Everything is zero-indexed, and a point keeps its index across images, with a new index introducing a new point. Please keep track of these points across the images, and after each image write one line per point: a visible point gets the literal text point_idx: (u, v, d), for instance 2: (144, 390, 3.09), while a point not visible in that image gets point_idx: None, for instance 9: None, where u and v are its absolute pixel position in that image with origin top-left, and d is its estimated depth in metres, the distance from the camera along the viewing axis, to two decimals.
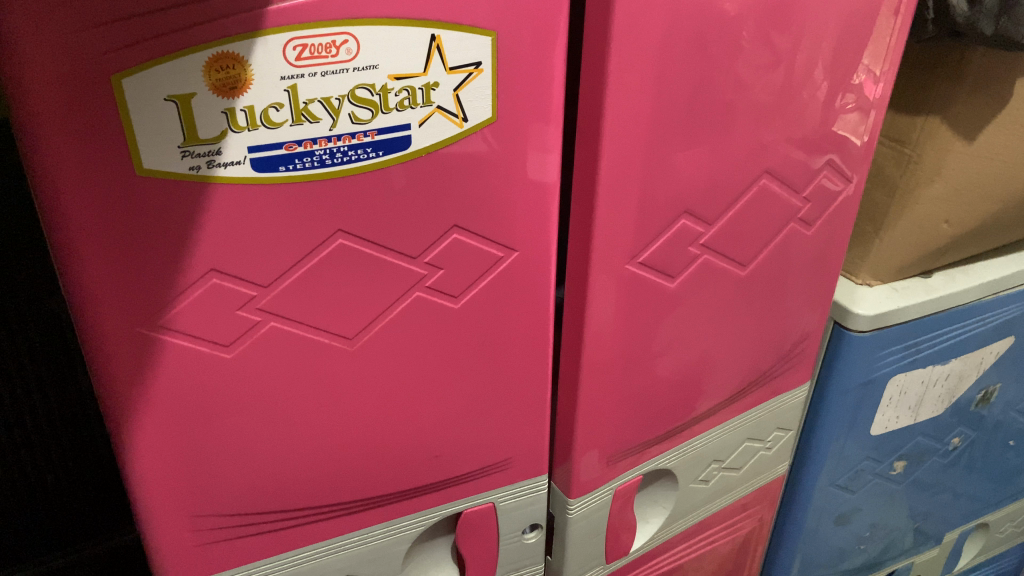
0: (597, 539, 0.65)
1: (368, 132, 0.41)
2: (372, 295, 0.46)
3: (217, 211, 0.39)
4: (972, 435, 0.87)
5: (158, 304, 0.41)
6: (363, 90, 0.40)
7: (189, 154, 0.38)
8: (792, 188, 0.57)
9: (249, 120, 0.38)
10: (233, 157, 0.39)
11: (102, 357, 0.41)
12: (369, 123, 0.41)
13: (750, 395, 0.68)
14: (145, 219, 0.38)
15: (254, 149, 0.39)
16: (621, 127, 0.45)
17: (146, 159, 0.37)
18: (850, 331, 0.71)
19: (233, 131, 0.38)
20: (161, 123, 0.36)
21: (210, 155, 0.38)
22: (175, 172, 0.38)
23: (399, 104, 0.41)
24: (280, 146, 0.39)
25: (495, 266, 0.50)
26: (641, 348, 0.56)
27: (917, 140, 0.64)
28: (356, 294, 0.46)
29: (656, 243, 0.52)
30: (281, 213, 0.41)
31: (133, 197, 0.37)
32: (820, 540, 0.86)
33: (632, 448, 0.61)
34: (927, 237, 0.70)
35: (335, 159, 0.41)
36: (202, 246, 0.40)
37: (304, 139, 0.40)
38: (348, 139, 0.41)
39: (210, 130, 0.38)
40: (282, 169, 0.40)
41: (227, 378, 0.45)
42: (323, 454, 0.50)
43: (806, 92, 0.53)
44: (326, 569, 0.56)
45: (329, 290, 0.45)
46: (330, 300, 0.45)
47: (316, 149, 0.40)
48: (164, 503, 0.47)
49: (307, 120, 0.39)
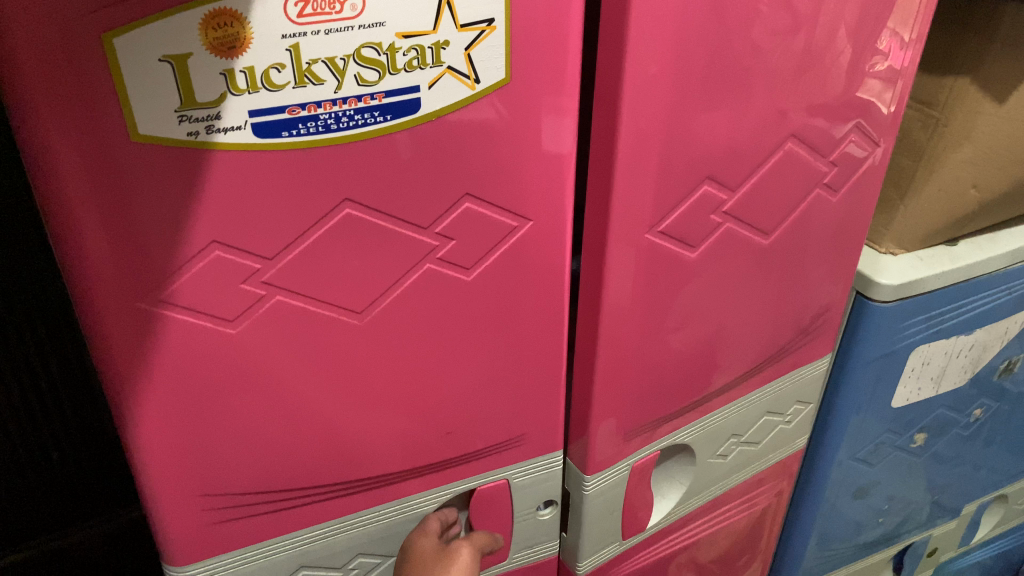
0: (613, 517, 0.63)
1: (375, 95, 0.39)
2: (381, 267, 0.44)
3: (217, 179, 0.37)
4: (994, 407, 0.85)
5: (159, 276, 0.39)
6: (370, 49, 0.38)
7: (187, 119, 0.35)
8: (817, 153, 0.55)
9: (250, 82, 0.36)
10: (233, 123, 0.37)
11: (102, 331, 0.40)
12: (376, 85, 0.39)
13: (770, 369, 0.66)
14: (144, 190, 0.36)
15: (255, 114, 0.37)
16: (640, 91, 0.43)
17: (142, 124, 0.35)
18: (873, 301, 0.68)
19: (232, 94, 0.36)
20: (156, 86, 0.34)
21: (209, 120, 0.36)
22: (173, 138, 0.36)
23: (407, 65, 0.39)
24: (283, 110, 0.37)
25: (509, 237, 0.48)
26: (659, 321, 0.54)
27: (945, 103, 0.62)
28: (364, 267, 0.44)
29: (676, 211, 0.49)
30: (284, 182, 0.39)
31: (131, 165, 0.35)
32: (838, 514, 0.84)
33: (649, 424, 0.59)
34: (954, 204, 0.67)
35: (341, 123, 0.39)
36: (203, 216, 0.38)
37: (309, 102, 0.38)
38: (354, 102, 0.39)
39: (208, 93, 0.35)
40: (285, 135, 0.38)
41: (232, 355, 0.43)
42: (332, 431, 0.49)
43: (828, 57, 0.50)
44: (336, 548, 0.55)
45: (336, 262, 0.43)
46: (337, 273, 0.43)
47: (321, 113, 0.38)
48: (170, 483, 0.46)
49: (310, 82, 0.37)
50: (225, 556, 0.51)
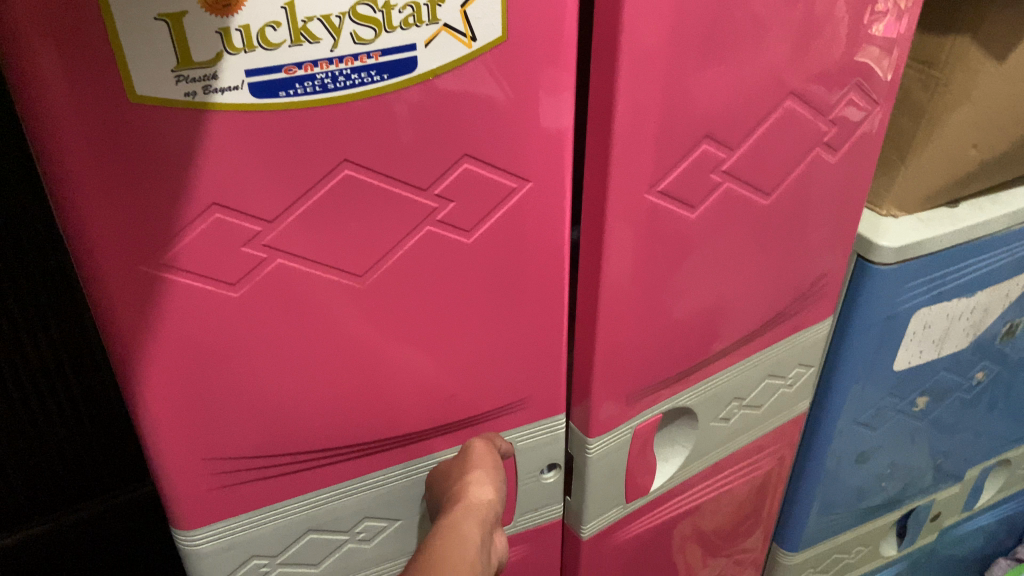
0: (617, 480, 0.64)
1: (371, 54, 0.39)
2: (381, 230, 0.44)
3: (216, 140, 0.37)
4: (996, 370, 0.86)
5: (160, 239, 0.39)
6: (365, 6, 0.38)
7: (184, 79, 0.35)
8: (816, 111, 0.54)
9: (246, 41, 0.36)
10: (230, 83, 0.37)
11: (105, 295, 0.40)
12: (373, 43, 0.39)
13: (771, 332, 0.66)
14: (142, 150, 0.36)
15: (251, 73, 0.37)
16: (638, 50, 0.43)
17: (139, 84, 0.35)
18: (874, 264, 0.68)
19: (229, 53, 0.36)
20: (152, 45, 0.34)
21: (206, 80, 0.36)
22: (170, 99, 0.36)
23: (403, 23, 0.39)
24: (279, 69, 0.37)
25: (509, 198, 0.48)
26: (659, 284, 0.54)
27: (945, 62, 0.61)
28: (364, 229, 0.44)
29: (676, 170, 0.49)
30: (282, 142, 0.39)
31: (128, 125, 0.35)
32: (841, 479, 0.85)
33: (650, 387, 0.60)
34: (955, 164, 0.67)
35: (338, 83, 0.39)
36: (203, 178, 0.38)
37: (305, 61, 0.38)
38: (350, 61, 0.39)
39: (204, 53, 0.35)
40: (283, 95, 0.38)
41: (234, 318, 0.43)
42: (334, 395, 0.49)
43: (827, 28, 0.51)
44: (342, 511, 0.56)
45: (335, 224, 0.43)
46: (337, 235, 0.43)
47: (318, 73, 0.38)
48: (176, 448, 0.46)
49: (306, 40, 0.37)
50: (233, 521, 0.52)
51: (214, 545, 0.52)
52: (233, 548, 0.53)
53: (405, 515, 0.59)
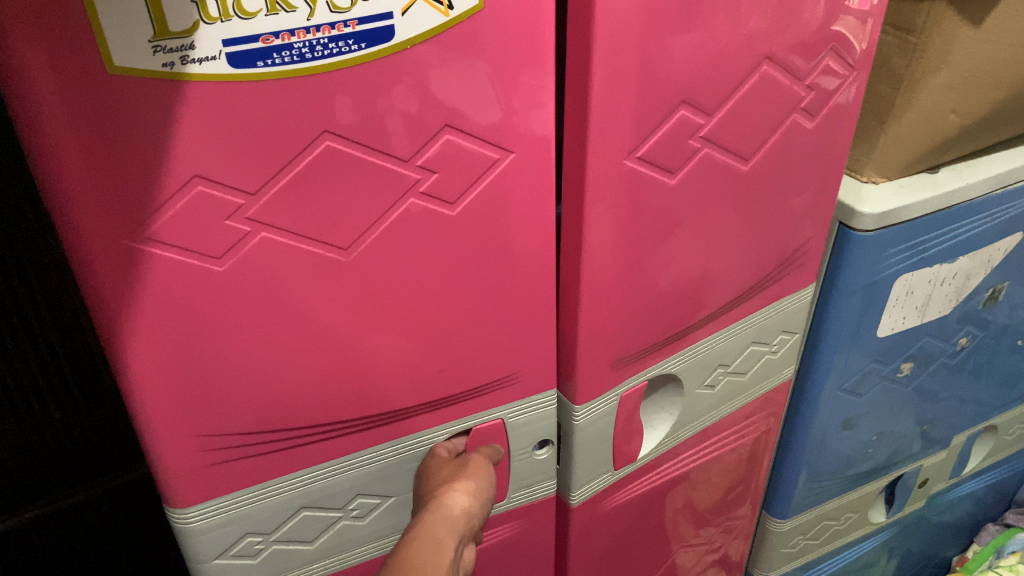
0: (604, 446, 0.64)
1: (348, 22, 0.39)
2: (364, 203, 0.45)
3: (194, 112, 0.38)
4: (979, 336, 0.87)
5: (142, 212, 0.39)
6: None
7: (161, 50, 0.35)
8: (794, 76, 0.55)
9: (222, 10, 0.36)
10: (207, 53, 0.37)
11: (90, 269, 0.40)
12: (349, 12, 0.39)
13: (754, 299, 0.67)
14: (122, 122, 0.36)
15: (229, 43, 0.37)
16: (614, 15, 0.43)
17: (117, 56, 0.35)
18: (855, 231, 0.69)
19: (205, 22, 0.36)
20: (129, 15, 0.34)
21: (183, 50, 0.36)
22: (149, 70, 0.36)
23: None
24: (257, 39, 0.37)
25: (491, 169, 0.48)
26: (641, 251, 0.55)
27: (923, 29, 0.62)
28: (348, 201, 0.44)
29: (654, 136, 0.50)
30: (261, 115, 0.39)
31: (107, 96, 0.35)
32: (828, 446, 0.86)
33: (636, 354, 0.60)
34: (934, 129, 0.68)
35: (316, 53, 0.39)
36: (182, 150, 0.38)
37: (282, 31, 0.38)
38: (327, 31, 0.39)
39: (180, 22, 0.35)
40: (260, 65, 0.38)
41: (220, 293, 0.43)
42: (320, 369, 0.50)
43: (805, 12, 0.52)
44: (337, 488, 0.57)
45: (317, 197, 0.43)
46: (320, 207, 0.43)
47: (295, 42, 0.38)
48: (166, 424, 0.47)
49: (282, 9, 0.37)
50: (226, 497, 0.52)
51: (209, 522, 0.53)
52: (228, 524, 0.54)
53: (398, 492, 0.60)
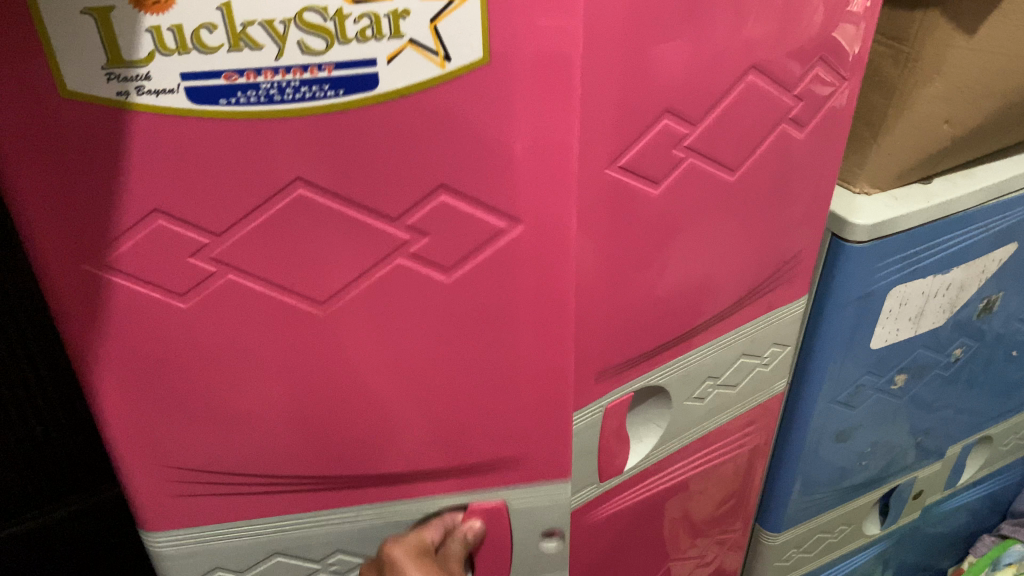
0: (590, 458, 0.63)
1: (323, 66, 0.36)
2: (343, 260, 0.42)
3: (152, 145, 0.36)
4: (974, 347, 0.86)
5: (104, 241, 0.38)
6: (313, 12, 0.34)
7: (116, 77, 0.34)
8: (782, 86, 0.54)
9: (179, 42, 0.34)
10: (164, 85, 0.34)
11: (52, 291, 0.39)
12: (324, 56, 0.36)
13: (744, 309, 0.66)
14: (77, 144, 0.35)
15: (188, 78, 0.34)
16: (594, 21, 0.42)
17: (70, 80, 0.33)
18: (848, 242, 0.68)
19: (161, 53, 0.34)
20: (80, 39, 0.32)
21: (138, 80, 0.34)
22: (103, 98, 0.34)
23: (359, 34, 0.36)
24: (218, 76, 0.35)
25: (495, 240, 0.44)
26: (625, 261, 0.54)
27: (915, 36, 0.61)
28: (325, 251, 0.41)
29: (637, 145, 0.49)
30: (229, 158, 0.37)
31: (59, 121, 0.34)
32: (821, 458, 0.85)
33: (621, 365, 0.59)
34: (927, 140, 0.67)
35: (285, 96, 0.36)
36: (141, 186, 0.37)
37: (247, 69, 0.35)
38: (299, 73, 0.36)
39: (135, 51, 0.33)
40: (224, 104, 0.35)
41: (184, 332, 0.42)
42: (294, 420, 0.47)
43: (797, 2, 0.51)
44: (312, 540, 0.55)
45: (289, 245, 0.40)
46: (291, 257, 0.41)
47: (262, 83, 0.35)
48: (131, 448, 0.46)
49: (246, 46, 0.35)
50: (194, 530, 0.52)
51: (178, 549, 0.52)
52: (195, 555, 0.53)
53: None
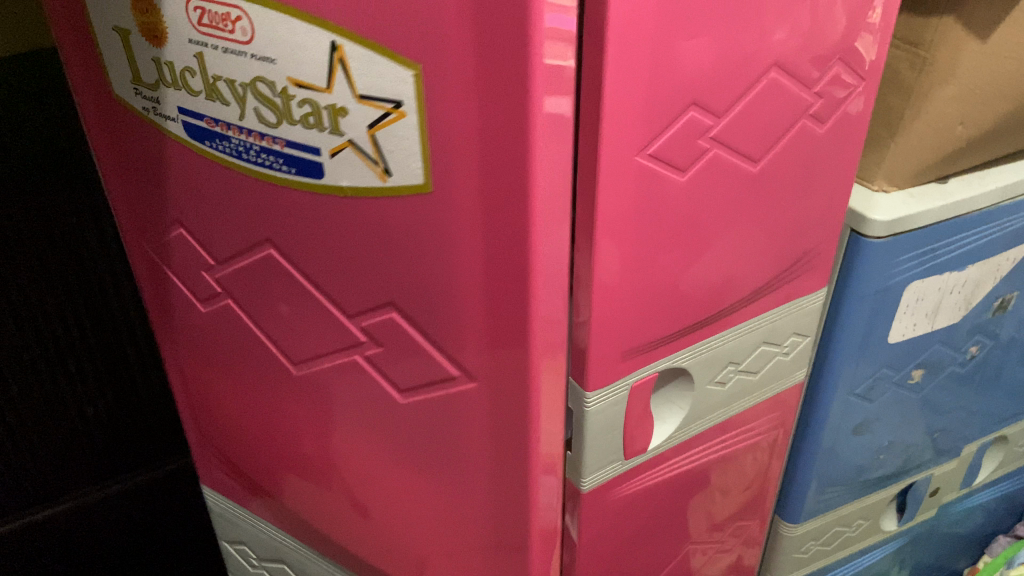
0: (615, 434, 0.66)
1: (277, 139, 0.53)
2: (319, 341, 0.63)
3: (172, 165, 0.62)
4: (989, 345, 0.88)
5: (156, 220, 0.67)
6: (263, 85, 0.51)
7: (142, 96, 0.59)
8: (802, 83, 0.58)
9: (174, 78, 0.56)
10: (170, 114, 0.58)
11: (135, 248, 0.72)
12: (276, 128, 0.53)
13: (763, 299, 0.69)
14: (135, 159, 0.64)
15: (182, 110, 0.57)
16: (626, 16, 0.46)
17: (120, 91, 0.61)
18: (865, 238, 0.71)
19: (167, 87, 0.57)
20: (120, 61, 0.58)
21: (154, 102, 0.59)
22: (136, 108, 0.60)
23: (305, 120, 0.51)
24: (202, 117, 0.56)
25: (446, 384, 0.58)
26: (653, 246, 0.57)
27: (931, 42, 0.65)
28: (308, 331, 0.63)
29: (664, 135, 0.53)
30: (223, 198, 0.60)
31: (126, 133, 0.63)
32: (839, 452, 0.87)
33: (647, 345, 0.63)
34: (942, 140, 0.70)
35: (248, 152, 0.56)
36: (172, 203, 0.65)
37: (220, 118, 0.55)
38: (258, 137, 0.54)
39: (150, 78, 0.58)
40: (206, 139, 0.58)
41: (209, 320, 0.71)
42: (276, 409, 0.73)
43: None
44: (296, 560, 0.88)
45: (283, 313, 0.64)
46: (265, 303, 0.65)
47: (232, 134, 0.55)
48: (175, 348, 0.78)
49: (219, 97, 0.54)
50: (239, 507, 0.89)
51: (220, 509, 0.92)
52: (229, 517, 0.92)
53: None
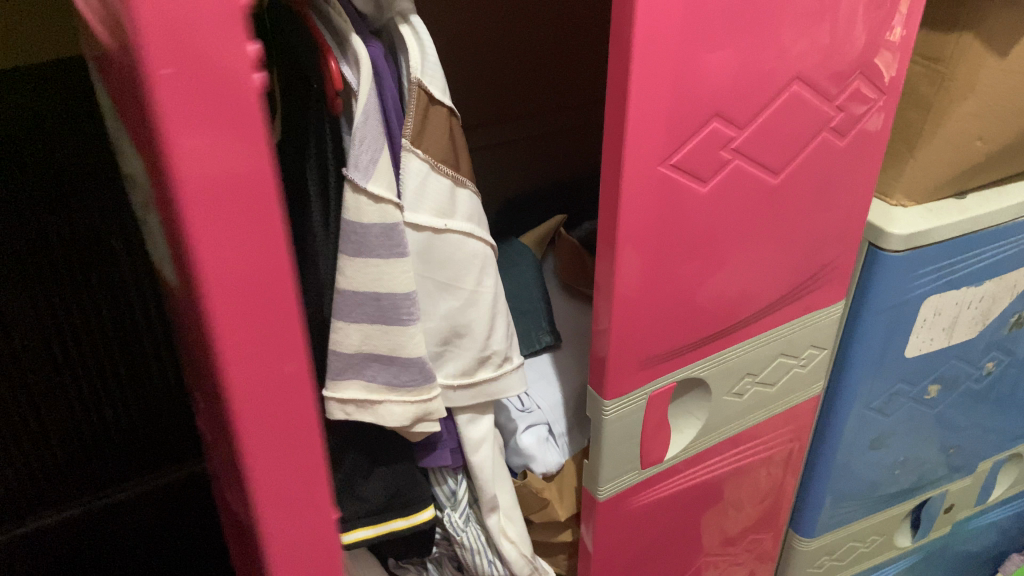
0: (632, 443, 0.66)
1: (139, 195, 0.47)
2: (202, 411, 0.57)
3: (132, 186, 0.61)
4: (1006, 361, 0.88)
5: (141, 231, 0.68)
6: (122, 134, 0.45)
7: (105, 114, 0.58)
8: (824, 96, 0.58)
9: (109, 103, 0.53)
10: (115, 137, 0.55)
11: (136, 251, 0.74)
12: (137, 181, 0.47)
13: (781, 311, 0.69)
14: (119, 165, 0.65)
15: (119, 138, 0.54)
16: (651, 26, 0.47)
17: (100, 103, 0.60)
18: (884, 251, 0.71)
19: (107, 110, 0.54)
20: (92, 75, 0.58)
21: (109, 125, 0.57)
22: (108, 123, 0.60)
23: (138, 181, 0.44)
24: (126, 151, 0.52)
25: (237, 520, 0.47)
26: (673, 256, 0.58)
27: (951, 58, 0.65)
28: (199, 401, 0.57)
29: (687, 145, 0.53)
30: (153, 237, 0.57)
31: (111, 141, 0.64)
32: (854, 467, 0.87)
33: (666, 354, 0.63)
34: (961, 155, 0.70)
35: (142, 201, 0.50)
36: (141, 217, 0.64)
37: (128, 158, 0.51)
38: (138, 186, 0.49)
39: (102, 99, 0.55)
40: (131, 174, 0.54)
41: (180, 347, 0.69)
42: (214, 464, 0.69)
43: (840, 11, 0.55)
44: None
45: (193, 376, 0.59)
46: (186, 356, 0.60)
47: (137, 176, 0.51)
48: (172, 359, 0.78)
49: (123, 139, 0.50)
50: None
51: None
52: None
53: None
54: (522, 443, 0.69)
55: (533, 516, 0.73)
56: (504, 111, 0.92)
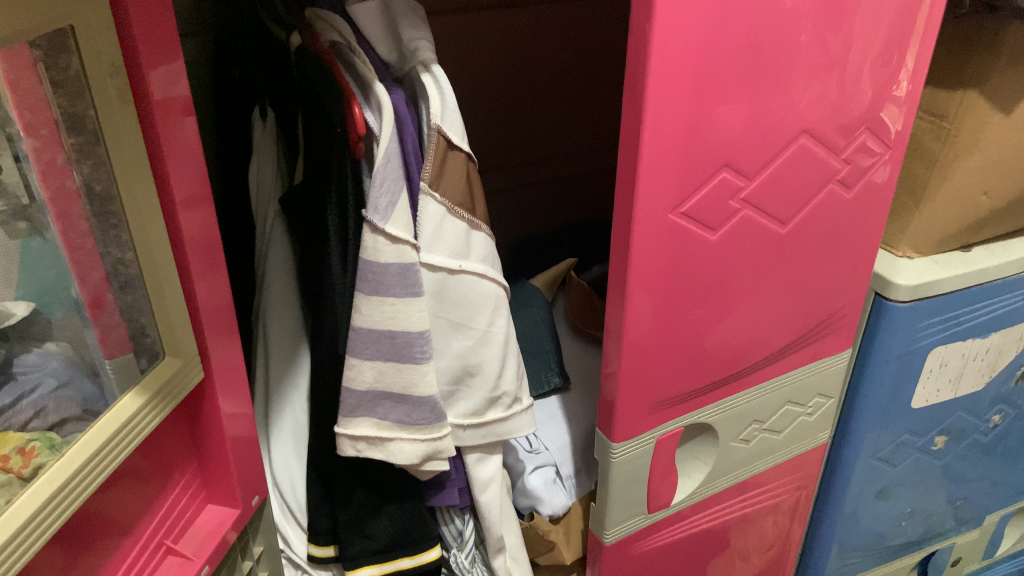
0: (639, 486, 0.67)
1: None
2: None
3: None
4: (1012, 414, 0.88)
5: None
6: None
7: None
8: (831, 149, 0.60)
9: None
10: None
11: None
12: None
13: (788, 358, 0.70)
14: None
15: None
16: (663, 80, 0.49)
17: None
18: (890, 301, 0.72)
19: None
20: None
21: None
22: None
23: None
24: None
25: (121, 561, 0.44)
26: (682, 302, 0.59)
27: (955, 114, 0.67)
28: None
29: (696, 195, 0.55)
30: None
31: None
32: (860, 517, 0.87)
33: (674, 398, 0.64)
34: (966, 209, 0.72)
35: None
36: None
37: None
38: None
39: None
40: None
41: None
42: None
43: (847, 66, 0.57)
44: None
45: None
46: None
47: None
48: None
49: None
50: None
51: None
52: None
53: None
54: (529, 483, 0.70)
55: (539, 557, 0.73)
56: (518, 158, 0.94)
